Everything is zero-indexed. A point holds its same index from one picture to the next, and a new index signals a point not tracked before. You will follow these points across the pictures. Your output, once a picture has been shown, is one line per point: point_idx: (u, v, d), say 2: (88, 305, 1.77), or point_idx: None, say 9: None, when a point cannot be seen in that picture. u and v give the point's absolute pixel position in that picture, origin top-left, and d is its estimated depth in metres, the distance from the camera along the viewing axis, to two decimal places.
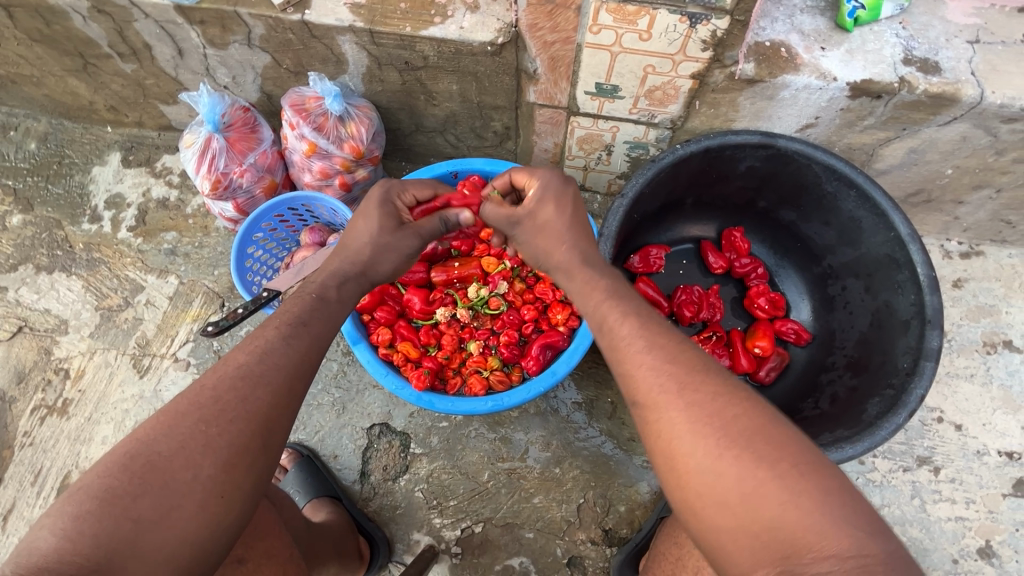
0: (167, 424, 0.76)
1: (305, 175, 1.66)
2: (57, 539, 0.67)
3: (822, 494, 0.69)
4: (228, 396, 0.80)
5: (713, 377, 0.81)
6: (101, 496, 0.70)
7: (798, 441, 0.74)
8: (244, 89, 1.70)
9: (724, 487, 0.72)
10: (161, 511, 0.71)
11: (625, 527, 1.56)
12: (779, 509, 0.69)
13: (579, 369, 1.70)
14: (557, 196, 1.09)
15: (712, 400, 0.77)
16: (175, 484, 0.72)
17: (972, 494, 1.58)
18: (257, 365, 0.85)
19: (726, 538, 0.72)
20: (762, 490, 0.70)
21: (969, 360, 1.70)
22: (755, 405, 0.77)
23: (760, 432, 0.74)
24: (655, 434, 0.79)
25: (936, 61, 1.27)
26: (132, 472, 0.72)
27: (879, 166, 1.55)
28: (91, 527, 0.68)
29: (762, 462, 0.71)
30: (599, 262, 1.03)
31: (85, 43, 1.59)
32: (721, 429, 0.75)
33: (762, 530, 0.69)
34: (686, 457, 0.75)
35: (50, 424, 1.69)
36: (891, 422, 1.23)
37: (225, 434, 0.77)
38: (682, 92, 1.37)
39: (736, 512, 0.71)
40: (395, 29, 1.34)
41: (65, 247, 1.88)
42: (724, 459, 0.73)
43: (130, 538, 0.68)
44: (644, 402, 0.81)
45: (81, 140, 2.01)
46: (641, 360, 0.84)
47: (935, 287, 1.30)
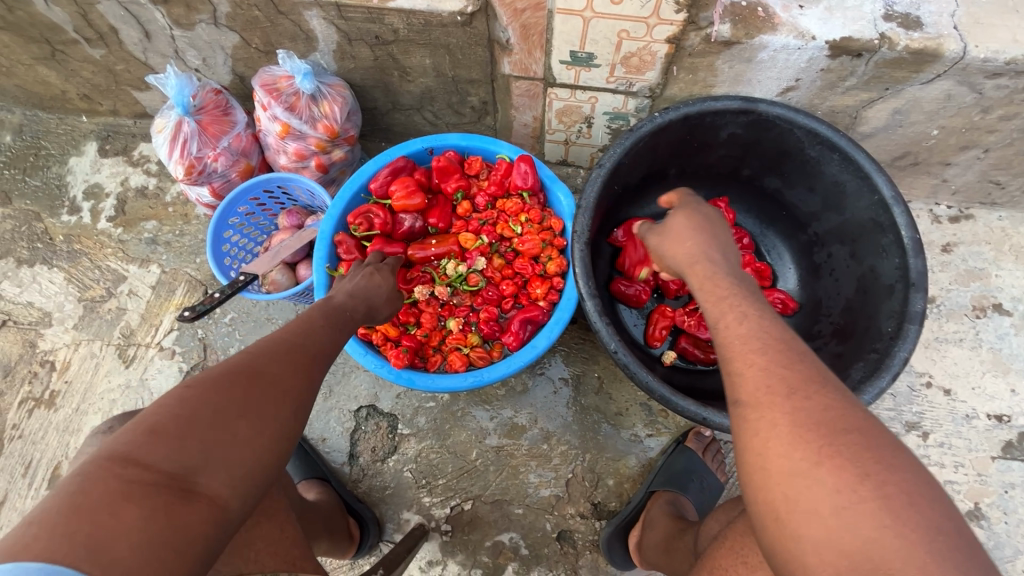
0: (263, 361, 0.82)
1: (280, 158, 1.64)
2: (157, 435, 0.67)
3: (930, 530, 0.60)
4: (301, 355, 0.89)
5: (828, 389, 0.72)
6: (209, 404, 0.72)
7: (917, 471, 0.64)
8: (216, 71, 1.67)
9: (816, 495, 0.65)
10: (252, 429, 0.74)
11: (614, 501, 1.57)
12: (877, 534, 0.60)
13: (565, 346, 1.69)
14: (688, 209, 1.13)
15: (825, 409, 0.69)
16: (266, 413, 0.77)
17: (961, 457, 1.58)
18: (313, 342, 0.93)
19: (809, 551, 0.64)
20: (859, 508, 0.62)
21: (958, 325, 1.69)
22: (871, 424, 0.68)
23: (874, 451, 0.65)
24: (751, 433, 0.73)
25: (918, 16, 1.23)
26: (234, 391, 0.75)
27: (863, 129, 1.51)
28: (197, 430, 0.69)
29: (866, 478, 0.63)
30: (717, 271, 0.97)
31: (50, 29, 1.56)
32: (824, 437, 0.67)
33: (856, 551, 0.61)
34: (780, 457, 0.69)
35: (39, 417, 1.70)
36: (875, 386, 1.22)
37: (299, 387, 0.84)
38: (658, 58, 1.33)
39: (828, 524, 0.63)
40: (362, 1, 1.30)
41: (45, 240, 1.87)
42: (821, 466, 0.65)
43: (223, 449, 0.70)
44: (745, 398, 0.75)
45: (56, 131, 1.98)
46: (752, 360, 0.78)
47: (919, 249, 1.28)
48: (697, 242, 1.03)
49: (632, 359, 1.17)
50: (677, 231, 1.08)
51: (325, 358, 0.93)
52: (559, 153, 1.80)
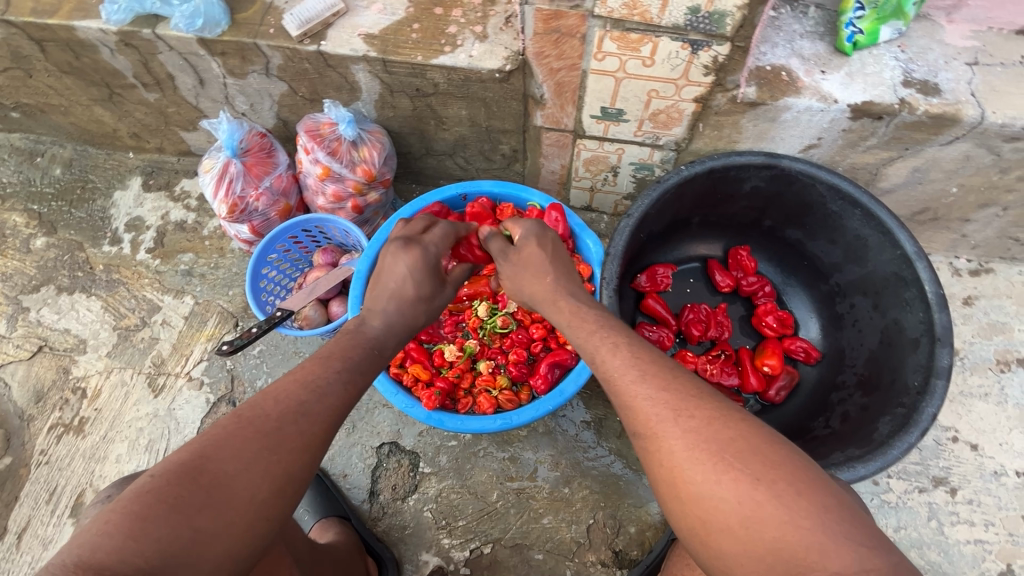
0: (235, 443, 0.79)
1: (319, 198, 1.71)
2: (116, 538, 0.68)
3: (818, 510, 0.71)
4: (290, 426, 0.84)
5: (706, 402, 0.82)
6: (169, 502, 0.72)
7: (792, 459, 0.76)
8: (261, 116, 1.76)
9: (724, 510, 0.74)
10: (218, 524, 0.74)
11: (635, 549, 1.55)
12: (780, 531, 0.71)
13: (588, 389, 1.70)
14: (539, 238, 1.16)
15: (708, 425, 0.79)
16: (233, 503, 0.76)
17: (991, 516, 1.55)
18: (316, 401, 0.89)
19: (733, 562, 0.74)
20: (761, 512, 0.72)
21: (983, 379, 1.68)
22: (749, 426, 0.79)
23: (755, 452, 0.76)
24: (657, 464, 0.81)
25: (936, 83, 1.29)
26: (198, 485, 0.75)
27: (883, 185, 1.56)
28: (156, 530, 0.70)
29: (757, 482, 0.73)
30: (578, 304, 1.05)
31: (111, 74, 1.67)
32: (715, 453, 0.77)
33: (767, 553, 0.71)
34: (687, 482, 0.77)
35: (67, 443, 1.72)
36: (904, 441, 1.22)
37: (283, 462, 0.81)
38: (685, 115, 1.40)
39: (741, 535, 0.73)
40: (407, 58, 1.39)
41: (85, 269, 1.94)
42: (722, 482, 0.75)
43: (186, 547, 0.71)
44: (642, 433, 0.83)
45: (104, 165, 2.08)
46: (636, 391, 0.86)
47: (944, 304, 1.30)
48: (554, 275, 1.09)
49: None
50: (533, 261, 1.12)
51: (331, 413, 0.89)
52: (585, 200, 1.86)
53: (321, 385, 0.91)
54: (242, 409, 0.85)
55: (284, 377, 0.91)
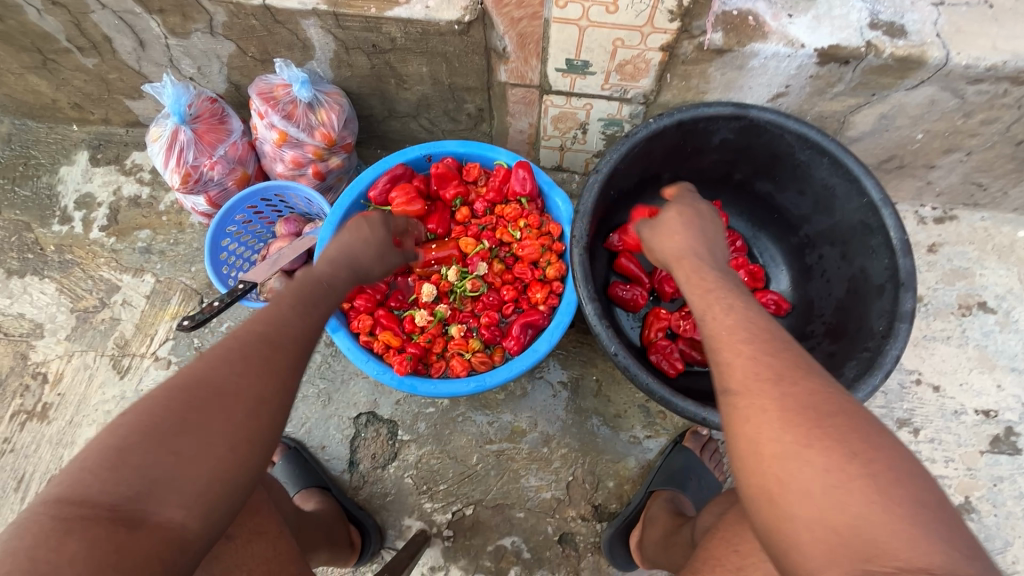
0: (206, 371, 0.78)
1: (278, 166, 1.64)
2: (96, 469, 0.66)
3: (915, 503, 0.63)
4: (259, 351, 0.83)
5: (815, 377, 0.77)
6: (143, 430, 0.70)
7: (900, 451, 0.68)
8: (211, 80, 1.66)
9: (805, 475, 0.68)
10: (201, 446, 0.72)
11: (614, 502, 1.58)
12: (865, 508, 0.63)
13: (564, 349, 1.71)
14: (694, 205, 1.19)
15: (810, 395, 0.74)
16: (211, 426, 0.73)
17: (951, 452, 1.62)
18: (277, 332, 0.88)
19: (802, 530, 0.66)
20: (848, 484, 0.65)
21: (945, 323, 1.73)
22: (855, 408, 0.72)
23: (855, 429, 0.69)
24: (742, 420, 0.77)
25: (902, 25, 1.27)
26: (173, 410, 0.72)
27: (851, 134, 1.56)
28: (135, 457, 0.68)
29: (852, 456, 0.66)
30: (700, 264, 1.03)
31: (42, 38, 1.55)
32: (812, 420, 0.71)
33: (843, 527, 0.64)
34: (772, 441, 0.72)
35: (31, 430, 1.67)
36: (868, 384, 1.25)
37: (254, 386, 0.80)
38: (652, 65, 1.36)
39: (818, 502, 0.66)
40: (359, 11, 1.31)
41: (35, 250, 1.84)
42: (810, 447, 0.69)
43: (169, 472, 0.69)
44: (734, 387, 0.80)
45: (46, 140, 1.96)
46: (739, 349, 0.83)
47: (907, 250, 1.32)
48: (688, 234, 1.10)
49: (632, 361, 1.20)
50: (669, 224, 1.14)
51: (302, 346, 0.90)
52: (555, 159, 1.82)
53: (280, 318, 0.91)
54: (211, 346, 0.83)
55: None
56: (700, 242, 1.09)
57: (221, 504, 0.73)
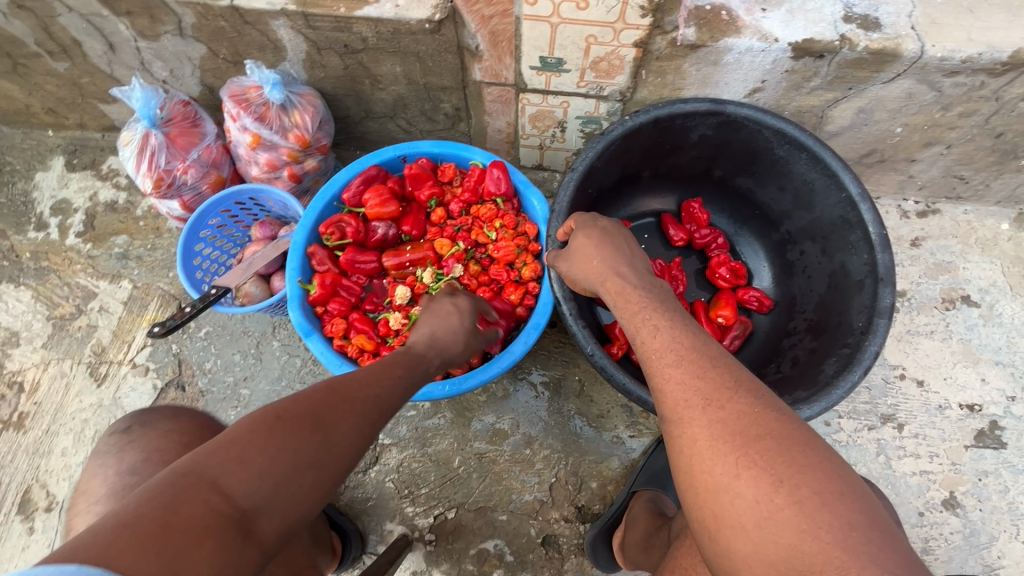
0: (328, 395, 0.81)
1: (252, 168, 1.62)
2: (237, 460, 0.68)
3: (843, 526, 0.64)
4: (373, 397, 0.87)
5: (741, 396, 0.78)
6: (291, 446, 0.72)
7: (827, 469, 0.69)
8: (184, 83, 1.64)
9: (739, 507, 0.71)
10: (314, 477, 0.74)
11: (597, 503, 1.57)
12: (796, 538, 0.65)
13: (545, 350, 1.69)
14: (588, 228, 1.18)
15: (737, 418, 0.76)
16: (326, 450, 0.76)
17: (935, 447, 1.61)
18: (382, 376, 0.91)
19: (742, 564, 0.69)
20: (775, 514, 0.67)
21: (929, 317, 1.72)
22: (782, 425, 0.74)
23: (783, 453, 0.71)
24: (679, 450, 0.80)
25: (877, 17, 1.26)
26: (312, 433, 0.75)
27: (830, 128, 1.54)
28: (270, 460, 0.70)
29: (778, 484, 0.69)
30: (626, 284, 1.05)
31: (10, 42, 1.52)
32: (738, 446, 0.73)
33: (779, 559, 0.66)
34: (704, 472, 0.75)
35: (7, 440, 1.65)
36: (847, 380, 1.23)
37: (355, 424, 0.82)
38: (627, 62, 1.35)
39: (753, 536, 0.69)
40: (329, 11, 1.30)
41: (10, 258, 1.82)
42: (740, 477, 0.72)
43: (285, 493, 0.70)
44: (670, 417, 0.83)
45: (21, 146, 1.94)
46: (669, 374, 0.86)
47: (886, 244, 1.30)
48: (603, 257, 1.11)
49: (609, 362, 1.19)
50: (582, 251, 1.14)
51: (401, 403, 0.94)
52: (535, 158, 1.81)
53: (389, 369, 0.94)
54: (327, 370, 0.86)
55: None
56: (613, 257, 1.10)
57: (300, 529, 0.74)
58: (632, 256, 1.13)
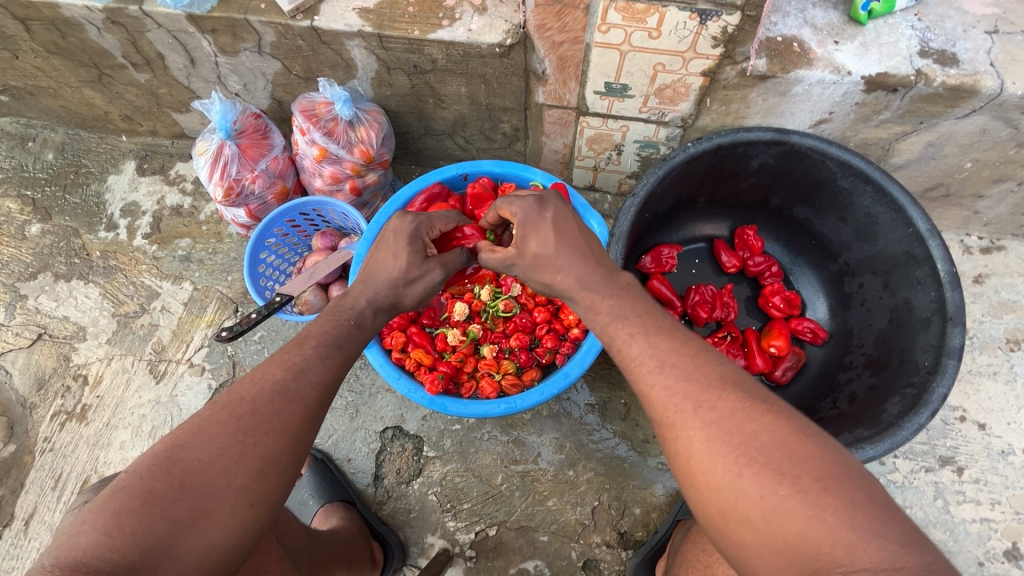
0: (207, 431, 0.78)
1: (316, 180, 1.67)
2: (93, 535, 0.67)
3: (848, 507, 0.67)
4: (267, 409, 0.82)
5: (728, 392, 0.78)
6: (142, 496, 0.71)
7: (823, 453, 0.72)
8: (255, 96, 1.71)
9: (744, 503, 0.71)
10: (197, 514, 0.72)
11: (640, 530, 1.55)
12: (804, 525, 0.67)
13: (592, 371, 1.69)
14: (536, 228, 1.03)
15: (730, 417, 0.76)
16: (211, 491, 0.74)
17: (998, 494, 1.55)
18: (292, 383, 0.87)
19: (753, 554, 0.71)
20: (783, 505, 0.69)
21: (992, 358, 1.66)
22: (773, 416, 0.75)
23: (782, 447, 0.72)
24: (674, 453, 0.79)
25: (954, 53, 1.24)
26: (173, 475, 0.73)
27: (895, 161, 1.52)
28: (131, 526, 0.68)
29: (781, 476, 0.70)
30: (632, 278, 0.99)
31: (99, 54, 1.62)
32: (737, 445, 0.74)
33: (788, 546, 0.68)
34: (705, 473, 0.75)
35: (70, 430, 1.72)
36: (914, 422, 1.20)
37: (259, 445, 0.79)
38: (692, 90, 1.35)
39: (761, 528, 0.70)
40: (403, 33, 1.34)
41: (82, 255, 1.91)
42: (742, 475, 0.72)
43: (166, 540, 0.69)
44: (660, 420, 0.82)
45: (97, 150, 2.04)
46: (653, 380, 0.84)
47: (957, 283, 1.27)
48: (566, 268, 0.99)
49: None
50: (544, 261, 1.01)
51: (317, 396, 0.88)
52: (588, 179, 1.82)
53: (296, 369, 0.89)
54: (218, 398, 0.83)
55: (267, 366, 0.89)
56: (581, 266, 0.99)
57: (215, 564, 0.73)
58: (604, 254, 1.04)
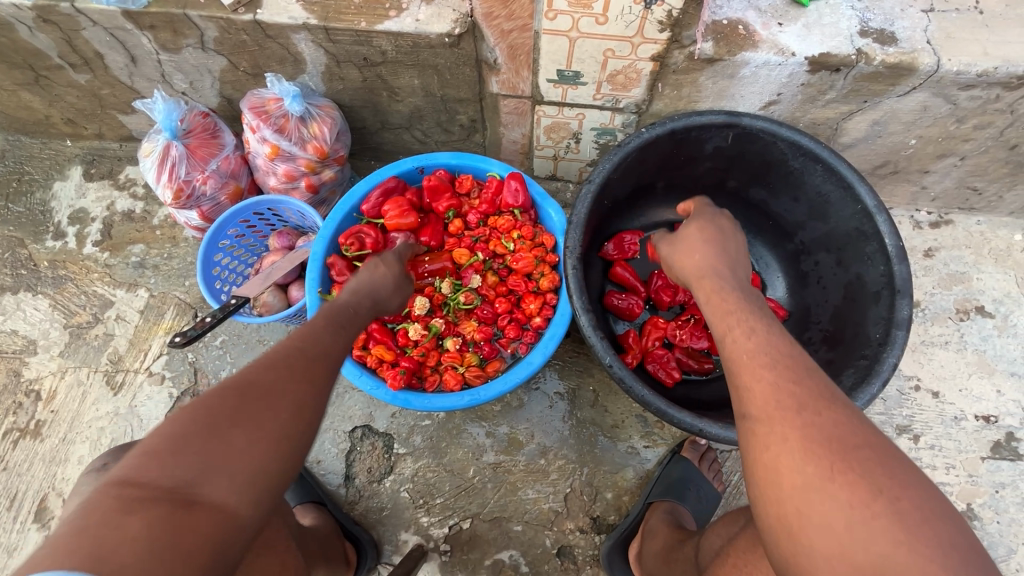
0: (253, 368, 0.78)
1: (270, 179, 1.64)
2: (156, 450, 0.65)
3: (945, 547, 0.62)
4: (297, 358, 0.84)
5: (838, 408, 0.74)
6: (198, 417, 0.69)
7: (926, 490, 0.66)
8: (203, 94, 1.67)
9: (829, 509, 0.66)
10: (252, 437, 0.71)
11: (612, 514, 1.57)
12: (890, 549, 0.62)
13: (560, 360, 1.70)
14: (704, 219, 1.15)
15: (834, 426, 0.71)
16: (261, 417, 0.73)
17: (952, 459, 1.61)
18: (315, 342, 0.89)
19: (823, 565, 0.66)
20: (872, 523, 0.64)
21: (943, 328, 1.72)
22: (880, 439, 0.71)
23: (884, 467, 0.67)
24: (762, 446, 0.75)
25: (892, 32, 1.27)
26: (226, 400, 0.72)
27: (844, 140, 1.55)
28: (190, 442, 0.67)
29: (878, 493, 0.65)
30: (723, 284, 0.98)
31: (33, 55, 1.55)
32: (835, 453, 0.69)
33: (868, 566, 0.63)
34: (792, 473, 0.70)
35: (24, 448, 1.66)
36: (866, 393, 1.23)
37: (297, 386, 0.80)
38: (643, 75, 1.36)
39: (841, 539, 0.65)
40: (350, 25, 1.31)
41: (29, 266, 1.84)
42: (834, 481, 0.67)
43: (223, 459, 0.68)
44: (755, 413, 0.77)
45: (40, 155, 1.96)
46: (760, 375, 0.79)
47: (903, 256, 1.31)
48: (704, 252, 1.07)
49: (627, 372, 1.19)
50: (688, 241, 1.12)
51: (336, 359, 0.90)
52: (549, 168, 1.82)
53: (311, 328, 0.91)
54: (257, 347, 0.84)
55: None
56: (719, 256, 1.06)
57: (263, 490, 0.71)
58: (743, 265, 1.07)
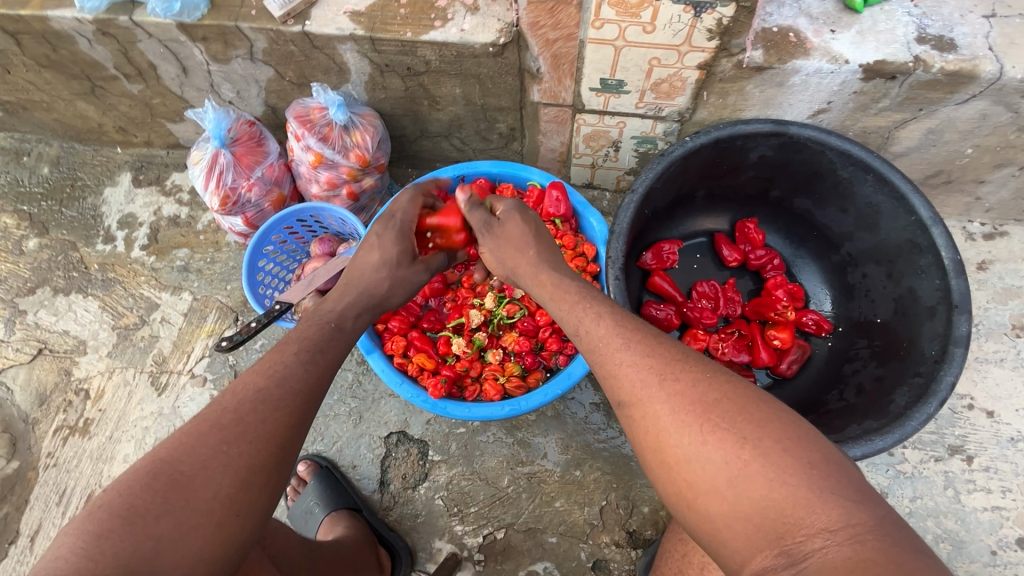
0: (189, 444, 0.76)
1: (313, 186, 1.67)
2: (74, 559, 0.64)
3: (805, 467, 0.65)
4: (249, 417, 0.81)
5: (692, 364, 0.79)
6: (122, 514, 0.68)
7: (780, 417, 0.71)
8: (249, 104, 1.71)
9: (710, 472, 0.69)
10: (182, 527, 0.69)
11: (649, 529, 1.54)
12: (767, 488, 0.65)
13: (596, 370, 1.68)
14: (521, 211, 1.16)
15: (693, 386, 0.76)
16: (194, 503, 0.71)
17: (1009, 482, 1.53)
18: (275, 390, 0.86)
19: (721, 526, 0.68)
20: (746, 470, 0.67)
21: (998, 344, 1.65)
22: (735, 386, 0.75)
23: (742, 411, 0.71)
24: (645, 432, 0.77)
25: (951, 38, 1.23)
26: (154, 490, 0.71)
27: (895, 148, 1.50)
28: (114, 544, 0.65)
29: (743, 441, 0.68)
30: (561, 278, 1.02)
31: (91, 66, 1.61)
32: (701, 414, 0.73)
33: (754, 512, 0.65)
34: (674, 447, 0.73)
35: (73, 445, 1.71)
36: (922, 412, 1.19)
37: (244, 455, 0.77)
38: (688, 84, 1.34)
39: (728, 496, 0.67)
40: (396, 35, 1.33)
41: (80, 269, 1.90)
42: (705, 441, 0.70)
43: (150, 555, 0.66)
44: (627, 399, 0.80)
45: (92, 162, 2.03)
46: (620, 358, 0.83)
47: (961, 270, 1.25)
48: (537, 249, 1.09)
49: None
50: (514, 235, 1.11)
51: (299, 403, 0.87)
52: (586, 176, 1.81)
53: (274, 374, 0.88)
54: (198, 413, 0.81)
55: (256, 378, 0.86)
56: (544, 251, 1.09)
57: None
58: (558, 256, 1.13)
